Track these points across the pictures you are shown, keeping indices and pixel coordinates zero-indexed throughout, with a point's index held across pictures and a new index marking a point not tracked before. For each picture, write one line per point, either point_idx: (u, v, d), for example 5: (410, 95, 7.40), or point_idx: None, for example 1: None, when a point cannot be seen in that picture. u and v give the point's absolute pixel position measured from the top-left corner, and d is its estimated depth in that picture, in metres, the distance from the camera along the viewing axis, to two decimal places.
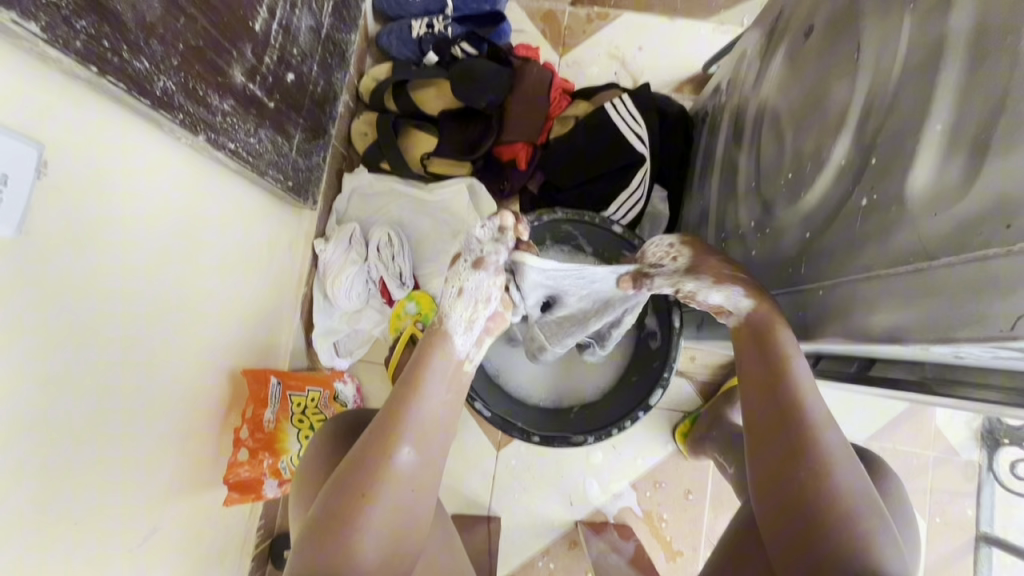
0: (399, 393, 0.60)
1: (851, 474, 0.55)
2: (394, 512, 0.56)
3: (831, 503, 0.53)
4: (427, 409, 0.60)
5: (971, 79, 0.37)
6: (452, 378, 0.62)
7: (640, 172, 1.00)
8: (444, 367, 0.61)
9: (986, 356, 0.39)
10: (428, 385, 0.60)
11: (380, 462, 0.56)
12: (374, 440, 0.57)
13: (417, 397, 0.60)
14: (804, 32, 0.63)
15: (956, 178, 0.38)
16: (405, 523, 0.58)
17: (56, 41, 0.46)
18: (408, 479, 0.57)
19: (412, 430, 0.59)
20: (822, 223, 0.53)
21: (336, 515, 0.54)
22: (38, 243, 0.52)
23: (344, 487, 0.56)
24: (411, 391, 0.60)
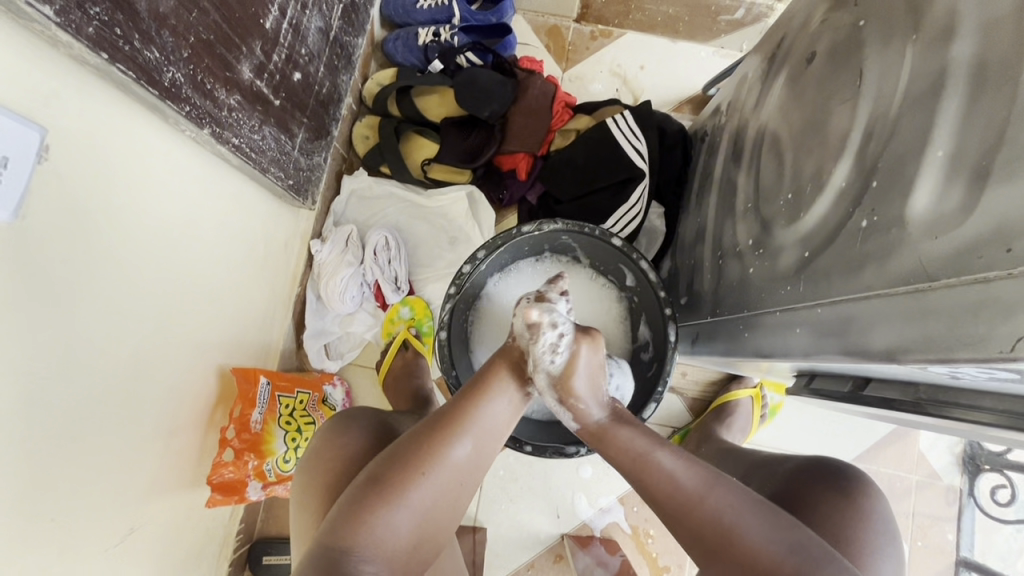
0: (476, 388, 0.63)
1: (752, 518, 0.55)
2: (437, 497, 0.58)
3: (733, 534, 0.54)
4: (493, 413, 0.63)
5: (972, 108, 0.39)
6: (521, 396, 0.66)
7: (640, 186, 1.02)
8: (519, 391, 0.65)
9: (979, 377, 0.40)
10: (502, 391, 0.64)
11: (439, 448, 0.58)
12: (435, 426, 0.60)
13: (489, 399, 0.63)
14: (807, 57, 0.65)
15: (955, 204, 0.39)
16: (441, 515, 0.58)
17: (68, 26, 0.46)
18: (459, 470, 0.59)
19: (474, 429, 0.61)
20: (821, 243, 0.54)
21: (385, 484, 0.55)
22: (36, 228, 0.51)
23: (396, 461, 0.57)
24: (485, 387, 0.63)
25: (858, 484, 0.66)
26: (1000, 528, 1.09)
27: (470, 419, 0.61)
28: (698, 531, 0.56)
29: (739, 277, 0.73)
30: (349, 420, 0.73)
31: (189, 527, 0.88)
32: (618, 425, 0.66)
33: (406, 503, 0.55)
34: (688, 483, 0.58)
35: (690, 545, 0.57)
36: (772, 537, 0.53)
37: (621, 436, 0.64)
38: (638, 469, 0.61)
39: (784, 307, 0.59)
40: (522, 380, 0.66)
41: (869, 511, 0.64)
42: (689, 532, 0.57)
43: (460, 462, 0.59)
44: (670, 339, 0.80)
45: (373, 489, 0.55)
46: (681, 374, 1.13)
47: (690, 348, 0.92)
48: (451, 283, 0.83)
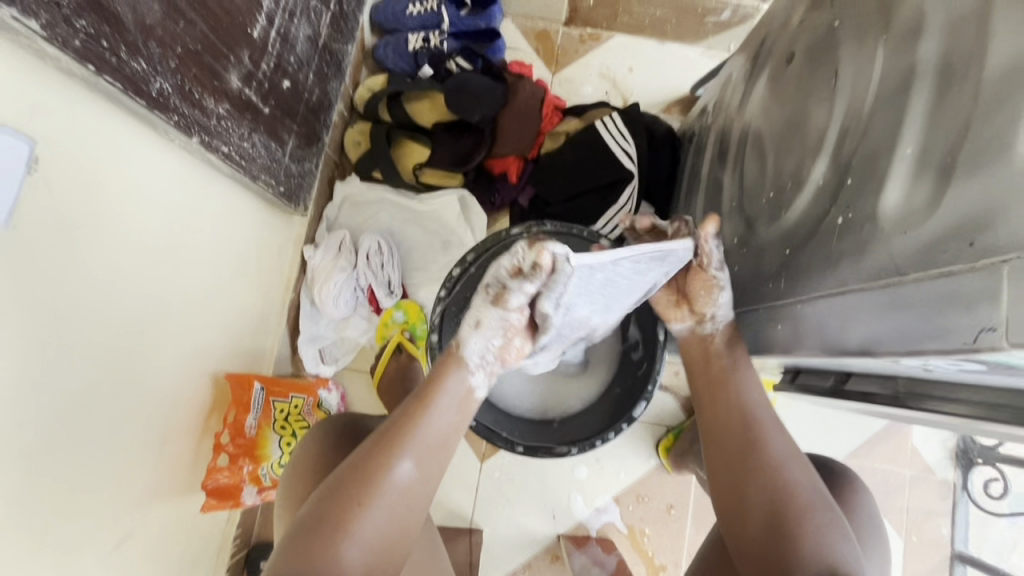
0: (414, 409, 0.63)
1: (799, 469, 0.62)
2: (385, 522, 0.58)
3: (802, 511, 0.59)
4: (430, 428, 0.63)
5: (938, 106, 0.39)
6: (462, 405, 0.65)
7: (629, 187, 1.03)
8: (457, 389, 0.65)
9: (949, 370, 0.40)
10: (438, 403, 0.64)
11: (374, 476, 0.58)
12: (375, 450, 0.60)
13: (425, 415, 0.63)
14: (786, 57, 0.66)
15: (923, 199, 0.39)
16: (394, 540, 0.59)
17: (54, 39, 0.47)
18: (401, 495, 0.59)
19: (413, 448, 0.61)
20: (801, 240, 0.55)
21: (323, 522, 0.56)
22: (27, 238, 0.52)
23: (337, 494, 0.57)
24: (421, 405, 0.63)
25: (845, 480, 0.67)
26: (994, 522, 1.09)
27: (409, 438, 0.61)
28: (775, 496, 0.61)
29: (725, 275, 0.74)
30: (322, 427, 0.74)
31: (185, 532, 0.89)
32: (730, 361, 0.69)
33: (351, 534, 0.56)
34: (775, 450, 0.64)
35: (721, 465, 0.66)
36: (811, 487, 0.61)
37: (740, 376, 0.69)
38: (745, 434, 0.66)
39: (768, 304, 0.60)
40: (461, 385, 0.65)
41: (851, 504, 0.65)
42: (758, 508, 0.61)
43: (400, 486, 0.59)
44: (658, 336, 0.82)
45: (318, 521, 0.56)
46: (674, 373, 1.14)
47: None
48: (441, 286, 0.85)
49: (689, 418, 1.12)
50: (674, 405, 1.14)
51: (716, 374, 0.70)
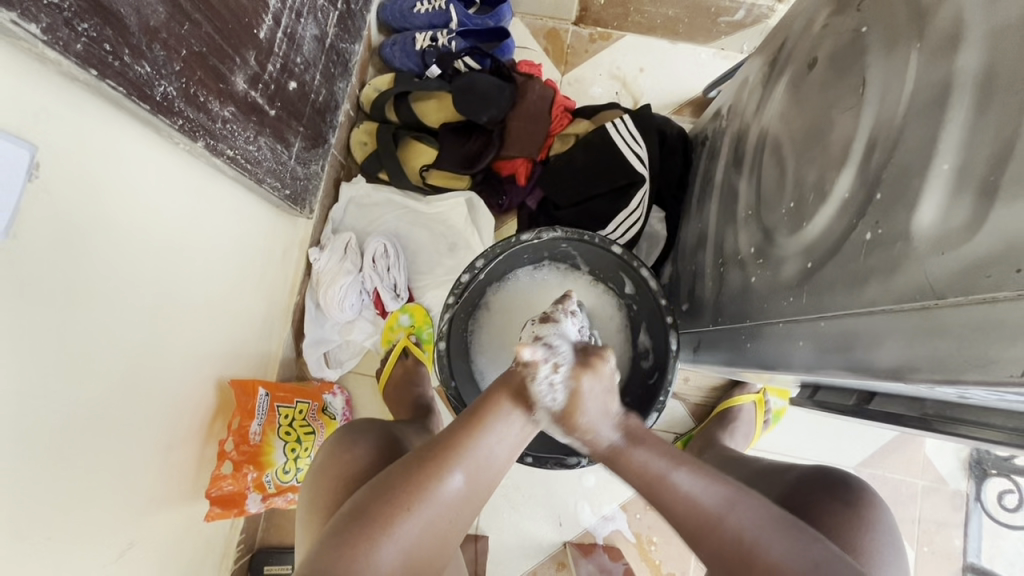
0: (476, 418, 0.60)
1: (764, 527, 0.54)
2: (428, 534, 0.55)
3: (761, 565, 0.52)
4: (495, 444, 0.59)
5: (978, 122, 0.38)
6: (524, 428, 0.62)
7: (640, 191, 1.00)
8: (516, 420, 0.60)
9: (987, 397, 0.39)
10: (502, 421, 0.60)
11: (432, 479, 0.56)
12: (428, 457, 0.57)
13: (489, 430, 0.59)
14: (808, 63, 0.64)
15: (962, 218, 0.38)
16: (431, 550, 0.56)
17: (55, 43, 0.45)
18: (451, 504, 0.56)
19: (472, 460, 0.58)
20: (824, 255, 0.53)
21: (376, 513, 0.54)
22: (29, 248, 0.50)
23: (389, 491, 0.55)
24: (482, 422, 0.60)
25: (865, 498, 0.66)
26: (1007, 533, 1.08)
27: (465, 451, 0.58)
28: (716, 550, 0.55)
29: (741, 285, 0.72)
30: (357, 433, 0.73)
31: (189, 538, 0.88)
32: (631, 446, 0.62)
33: (393, 537, 0.53)
34: (706, 504, 0.56)
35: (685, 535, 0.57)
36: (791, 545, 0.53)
37: (635, 458, 0.61)
38: (656, 496, 0.58)
39: (787, 319, 0.58)
40: (522, 414, 0.61)
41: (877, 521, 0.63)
42: (709, 551, 0.56)
43: (452, 498, 0.56)
44: (672, 348, 0.80)
45: (360, 517, 0.54)
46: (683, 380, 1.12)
47: (692, 356, 0.91)
48: (449, 293, 0.83)
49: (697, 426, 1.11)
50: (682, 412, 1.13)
51: (610, 452, 0.63)
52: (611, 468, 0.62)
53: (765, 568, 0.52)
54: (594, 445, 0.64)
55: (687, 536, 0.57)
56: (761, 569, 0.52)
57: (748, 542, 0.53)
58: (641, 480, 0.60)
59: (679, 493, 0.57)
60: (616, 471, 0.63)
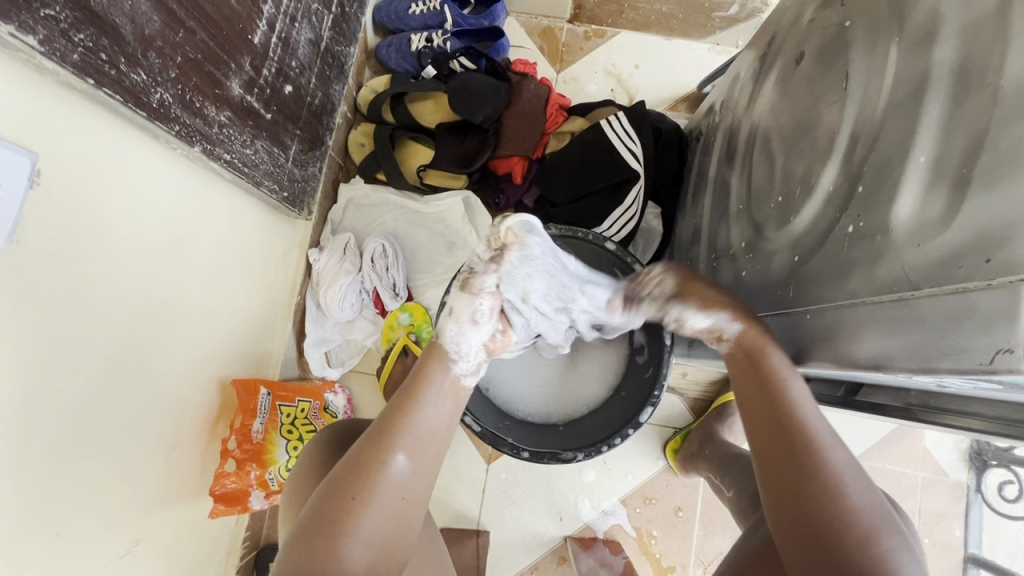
0: (403, 400, 0.62)
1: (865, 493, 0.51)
2: (384, 522, 0.55)
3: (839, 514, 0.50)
4: (425, 418, 0.61)
5: (953, 114, 0.38)
6: (450, 394, 0.64)
7: (635, 188, 1.02)
8: (444, 380, 0.63)
9: (965, 386, 0.40)
10: (427, 394, 0.62)
11: (371, 468, 0.56)
12: (366, 446, 0.57)
13: (416, 407, 0.61)
14: (796, 57, 0.64)
15: (938, 210, 0.38)
16: (394, 537, 0.56)
17: (53, 54, 0.47)
18: (401, 486, 0.57)
19: (407, 439, 0.59)
20: (810, 248, 0.53)
21: (326, 515, 0.53)
22: (32, 254, 0.52)
23: (334, 487, 0.55)
24: (411, 398, 0.61)
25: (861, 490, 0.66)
26: (1008, 524, 1.08)
27: (399, 431, 0.59)
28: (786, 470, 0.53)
29: (733, 280, 0.73)
30: (320, 434, 0.74)
31: (195, 535, 0.90)
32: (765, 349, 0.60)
33: (353, 534, 0.53)
34: (817, 432, 0.54)
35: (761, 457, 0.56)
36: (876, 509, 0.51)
37: (776, 360, 0.59)
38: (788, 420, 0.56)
39: (775, 312, 0.59)
40: (447, 375, 0.64)
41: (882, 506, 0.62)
42: (784, 489, 0.53)
43: (397, 480, 0.57)
44: (664, 342, 0.79)
45: (311, 523, 0.53)
46: (682, 374, 1.12)
47: (687, 351, 0.93)
48: None
49: (696, 420, 1.11)
50: (680, 406, 1.14)
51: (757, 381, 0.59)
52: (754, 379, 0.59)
53: (835, 518, 0.49)
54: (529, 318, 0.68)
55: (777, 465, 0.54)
56: (830, 518, 0.50)
57: (838, 484, 0.51)
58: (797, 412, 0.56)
59: (802, 411, 0.56)
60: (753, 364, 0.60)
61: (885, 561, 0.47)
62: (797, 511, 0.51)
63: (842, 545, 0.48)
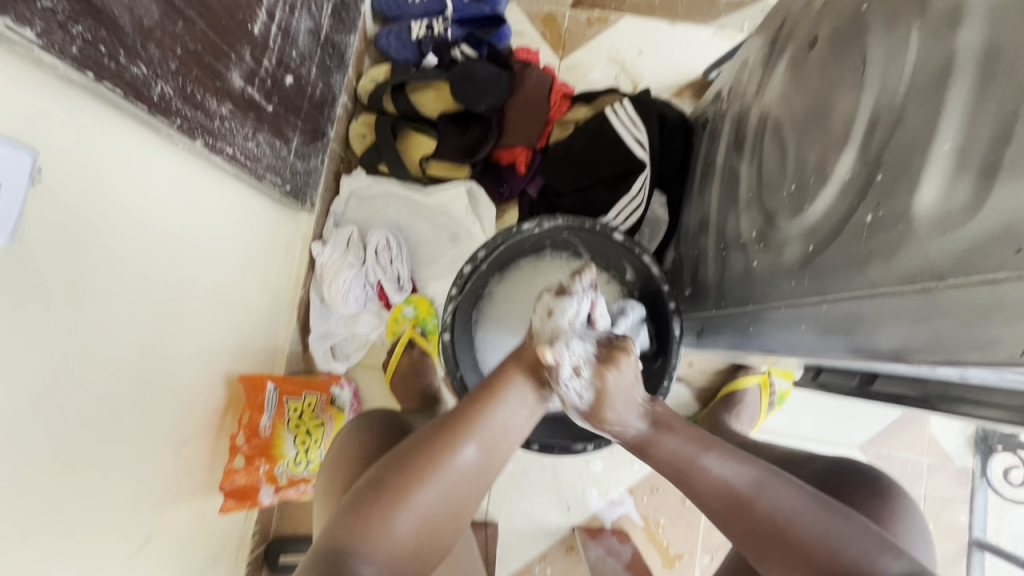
0: (487, 393, 0.62)
1: (811, 521, 0.53)
2: (442, 505, 0.56)
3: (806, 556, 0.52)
4: (503, 419, 0.61)
5: (979, 99, 0.37)
6: (532, 402, 0.64)
7: (641, 177, 1.00)
8: (525, 393, 0.63)
9: (988, 377, 0.39)
10: (510, 395, 0.62)
11: (444, 452, 0.57)
12: (444, 430, 0.59)
13: (498, 404, 0.61)
14: (808, 41, 0.63)
15: (963, 198, 0.37)
16: (445, 523, 0.57)
17: (51, 48, 0.46)
18: (464, 475, 0.58)
19: (482, 434, 0.60)
20: (825, 237, 0.53)
21: (390, 486, 0.55)
22: (36, 252, 0.51)
23: (403, 462, 0.56)
24: (495, 393, 0.62)
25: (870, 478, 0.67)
26: (1012, 508, 1.08)
27: (478, 423, 0.60)
28: (745, 531, 0.56)
29: (743, 269, 0.72)
30: (366, 418, 0.74)
31: (205, 531, 0.90)
32: (661, 433, 0.64)
33: (409, 507, 0.54)
34: (739, 486, 0.57)
35: (727, 529, 0.58)
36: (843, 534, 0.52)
37: (666, 447, 0.63)
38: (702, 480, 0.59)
39: (789, 302, 0.58)
40: (537, 385, 0.64)
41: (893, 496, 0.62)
42: (745, 536, 0.56)
43: (464, 470, 0.58)
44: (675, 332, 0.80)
45: (376, 491, 0.55)
46: (688, 364, 1.12)
47: (696, 341, 0.92)
48: (452, 284, 0.84)
49: (702, 409, 1.12)
50: (687, 395, 1.14)
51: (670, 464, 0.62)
52: (677, 466, 0.61)
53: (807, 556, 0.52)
54: (622, 435, 0.66)
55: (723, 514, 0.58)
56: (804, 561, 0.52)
57: (781, 529, 0.54)
58: (715, 480, 0.59)
59: (721, 484, 0.58)
60: (648, 459, 0.65)
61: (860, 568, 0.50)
62: (760, 549, 0.56)
63: (814, 565, 0.52)
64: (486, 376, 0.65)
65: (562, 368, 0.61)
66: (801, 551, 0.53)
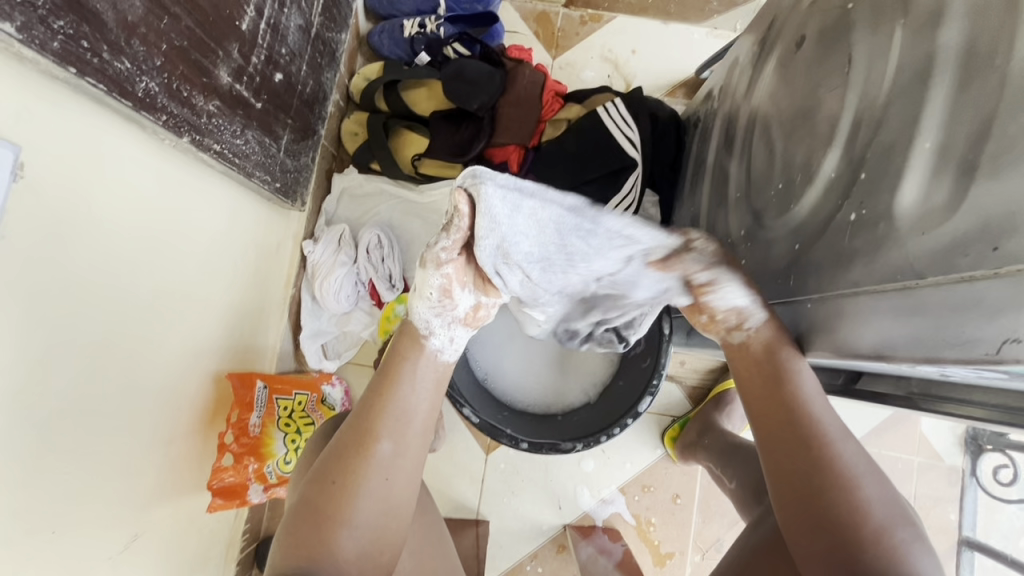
0: (381, 383, 0.62)
1: (875, 488, 0.51)
2: (379, 506, 0.56)
3: (851, 503, 0.50)
4: (405, 402, 0.61)
5: (959, 98, 0.37)
6: (432, 379, 0.63)
7: (632, 175, 1.01)
8: (424, 369, 0.63)
9: (969, 375, 0.39)
10: (403, 378, 0.62)
11: (359, 454, 0.56)
12: (353, 435, 0.58)
13: (394, 392, 0.61)
14: (796, 41, 0.63)
15: (943, 197, 0.37)
16: (390, 525, 0.56)
17: (31, 42, 0.45)
18: (389, 471, 0.57)
19: (390, 425, 0.59)
20: (811, 236, 0.53)
21: (317, 509, 0.54)
22: (18, 248, 0.51)
23: (323, 481, 0.56)
24: (389, 381, 0.61)
25: None
26: (1001, 506, 1.09)
27: (382, 415, 0.59)
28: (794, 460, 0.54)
29: None
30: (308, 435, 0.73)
31: (193, 530, 0.89)
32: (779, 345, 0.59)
33: (346, 522, 0.54)
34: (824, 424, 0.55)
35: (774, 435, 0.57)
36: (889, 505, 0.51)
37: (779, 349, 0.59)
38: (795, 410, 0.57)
39: (775, 302, 0.58)
40: (427, 362, 0.63)
41: None
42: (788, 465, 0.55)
43: (386, 465, 0.57)
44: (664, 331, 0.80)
45: (303, 518, 0.54)
46: (680, 363, 1.12)
47: (685, 340, 0.92)
48: None
49: (694, 408, 1.12)
50: (679, 395, 1.14)
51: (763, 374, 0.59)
52: (773, 398, 0.58)
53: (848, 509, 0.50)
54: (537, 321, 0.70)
55: (779, 436, 0.56)
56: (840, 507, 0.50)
57: (836, 468, 0.52)
58: (808, 420, 0.56)
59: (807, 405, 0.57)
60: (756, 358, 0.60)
61: (897, 552, 0.48)
62: (799, 491, 0.53)
63: (854, 512, 0.50)
64: (379, 364, 0.64)
65: (421, 312, 0.62)
66: (840, 505, 0.50)
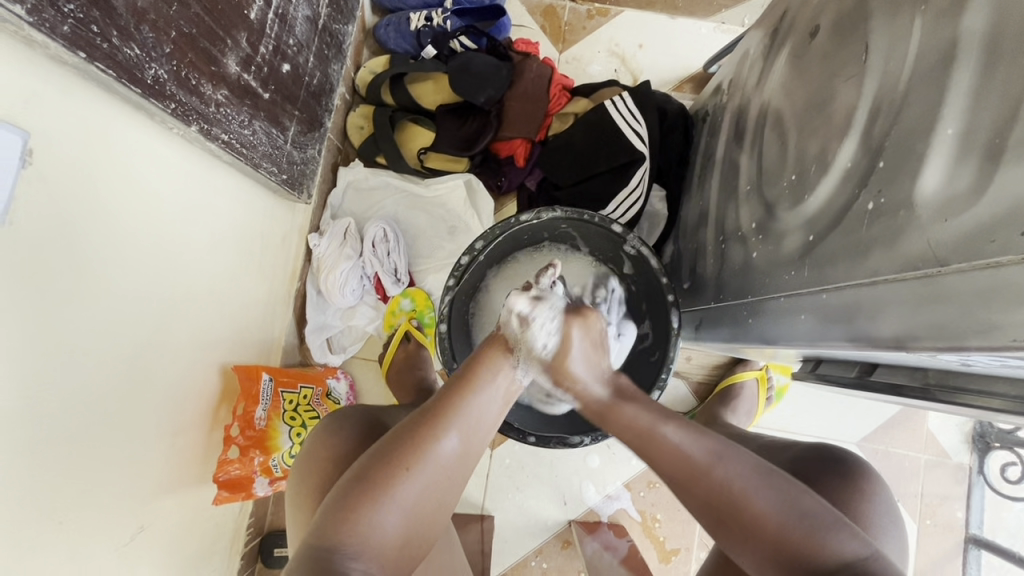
0: (459, 382, 0.60)
1: (764, 490, 0.54)
2: (428, 492, 0.55)
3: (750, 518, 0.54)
4: (482, 405, 0.60)
5: (984, 83, 0.37)
6: (507, 394, 0.62)
7: (640, 169, 0.99)
8: (502, 384, 0.61)
9: (990, 364, 0.39)
10: (486, 384, 0.60)
11: (426, 440, 0.56)
12: (426, 419, 0.57)
13: (475, 392, 0.60)
14: (810, 31, 0.63)
15: (967, 183, 0.37)
16: (430, 512, 0.56)
17: (41, 25, 0.45)
18: (448, 465, 0.57)
19: (463, 423, 0.58)
20: (826, 226, 0.52)
21: (373, 479, 0.53)
22: (26, 234, 0.50)
23: (384, 454, 0.55)
24: (468, 385, 0.60)
25: (865, 472, 0.67)
26: (1009, 504, 1.08)
27: (458, 409, 0.58)
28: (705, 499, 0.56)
29: (743, 262, 0.72)
30: (341, 419, 0.73)
31: (198, 523, 0.89)
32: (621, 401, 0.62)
33: (394, 498, 0.53)
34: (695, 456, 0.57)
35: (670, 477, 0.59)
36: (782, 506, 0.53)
37: (627, 414, 0.61)
38: (689, 474, 0.56)
39: (787, 294, 0.58)
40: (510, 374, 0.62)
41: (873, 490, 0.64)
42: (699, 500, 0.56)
43: (447, 457, 0.56)
44: (674, 326, 0.80)
45: (359, 484, 0.53)
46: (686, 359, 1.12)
47: (694, 333, 0.91)
48: (449, 275, 0.83)
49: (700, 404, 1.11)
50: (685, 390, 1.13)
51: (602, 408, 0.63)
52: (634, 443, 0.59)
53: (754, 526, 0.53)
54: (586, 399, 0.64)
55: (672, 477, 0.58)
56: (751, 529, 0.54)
57: (727, 496, 0.55)
58: (674, 463, 0.57)
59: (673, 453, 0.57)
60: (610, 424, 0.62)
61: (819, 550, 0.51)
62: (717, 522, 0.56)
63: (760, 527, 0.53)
64: (460, 366, 0.62)
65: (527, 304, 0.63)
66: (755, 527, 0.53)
